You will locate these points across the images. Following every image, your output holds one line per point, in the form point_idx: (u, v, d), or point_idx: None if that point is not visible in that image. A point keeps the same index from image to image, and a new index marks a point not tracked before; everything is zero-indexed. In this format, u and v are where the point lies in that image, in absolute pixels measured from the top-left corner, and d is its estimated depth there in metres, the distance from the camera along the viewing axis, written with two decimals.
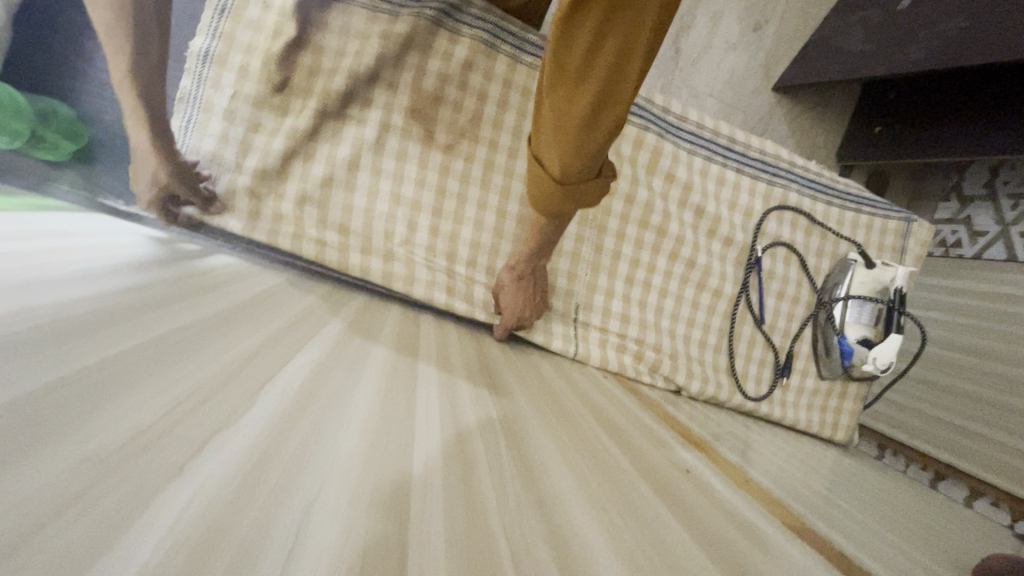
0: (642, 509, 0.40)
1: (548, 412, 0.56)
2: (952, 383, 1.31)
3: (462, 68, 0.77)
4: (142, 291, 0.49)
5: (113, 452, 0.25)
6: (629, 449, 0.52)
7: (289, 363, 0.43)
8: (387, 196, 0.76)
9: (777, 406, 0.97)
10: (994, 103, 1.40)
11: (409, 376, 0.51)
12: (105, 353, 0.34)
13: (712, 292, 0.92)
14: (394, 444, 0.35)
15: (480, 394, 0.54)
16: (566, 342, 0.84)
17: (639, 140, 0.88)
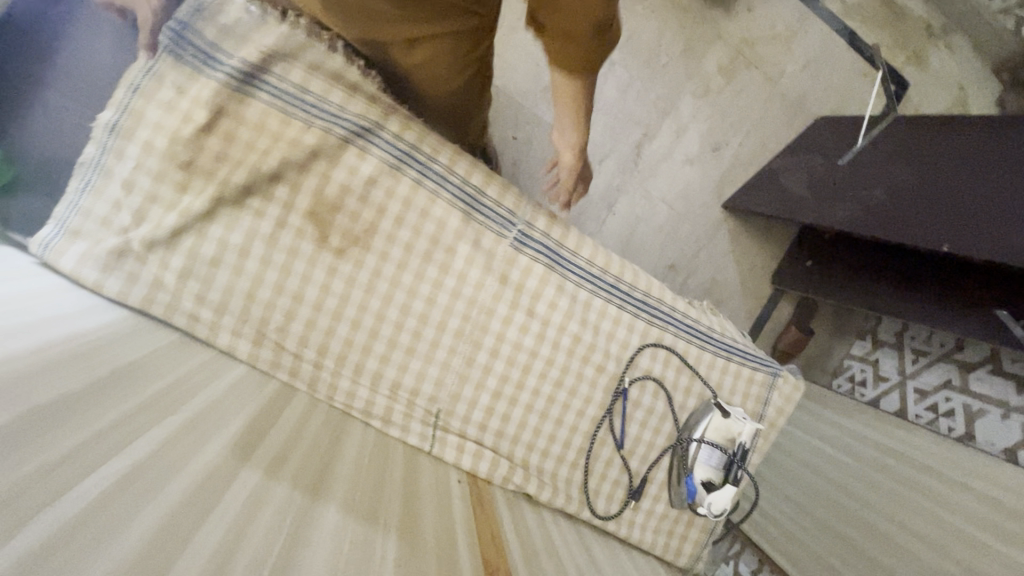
0: None
1: (350, 531, 0.61)
2: (791, 491, 1.42)
3: (364, 182, 0.87)
4: (15, 365, 0.57)
5: None
6: (406, 564, 0.61)
7: (109, 462, 0.51)
8: (271, 287, 0.87)
9: (625, 525, 1.07)
10: (899, 273, 1.56)
11: (228, 477, 0.59)
12: None
13: (577, 413, 1.01)
14: (162, 554, 0.43)
15: (289, 498, 0.62)
16: (422, 439, 0.93)
17: (529, 268, 0.96)
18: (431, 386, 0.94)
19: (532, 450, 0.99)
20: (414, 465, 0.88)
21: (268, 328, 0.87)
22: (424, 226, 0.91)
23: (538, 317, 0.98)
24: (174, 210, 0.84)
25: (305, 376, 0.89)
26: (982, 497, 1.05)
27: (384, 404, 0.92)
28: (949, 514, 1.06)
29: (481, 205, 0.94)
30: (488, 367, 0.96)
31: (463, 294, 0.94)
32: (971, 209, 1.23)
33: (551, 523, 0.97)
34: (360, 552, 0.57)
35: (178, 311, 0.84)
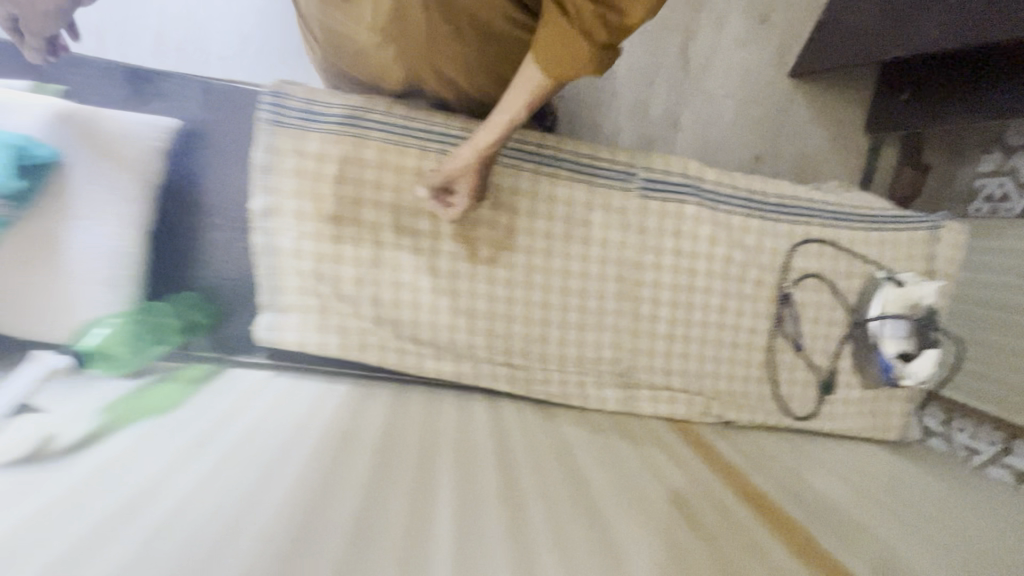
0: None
1: (630, 515, 0.65)
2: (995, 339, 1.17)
3: (491, 190, 0.93)
4: (313, 456, 0.65)
5: None
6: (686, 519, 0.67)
7: (433, 519, 0.58)
8: (448, 311, 0.94)
9: (827, 420, 1.08)
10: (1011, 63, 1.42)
11: (511, 492, 0.65)
12: (337, 563, 0.50)
13: (750, 331, 1.03)
14: None
15: (563, 489, 0.68)
16: (619, 403, 0.99)
17: (663, 211, 0.97)
18: (611, 350, 1.00)
19: (719, 378, 1.03)
20: (626, 430, 0.93)
21: (459, 347, 0.95)
22: (555, 210, 0.95)
23: (686, 253, 0.99)
24: (346, 262, 0.91)
25: (505, 377, 0.96)
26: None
27: (578, 380, 0.99)
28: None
29: (599, 168, 0.96)
30: (655, 316, 1.00)
31: (611, 258, 0.97)
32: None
33: (760, 440, 1.02)
34: (647, 529, 0.63)
35: (385, 357, 0.93)
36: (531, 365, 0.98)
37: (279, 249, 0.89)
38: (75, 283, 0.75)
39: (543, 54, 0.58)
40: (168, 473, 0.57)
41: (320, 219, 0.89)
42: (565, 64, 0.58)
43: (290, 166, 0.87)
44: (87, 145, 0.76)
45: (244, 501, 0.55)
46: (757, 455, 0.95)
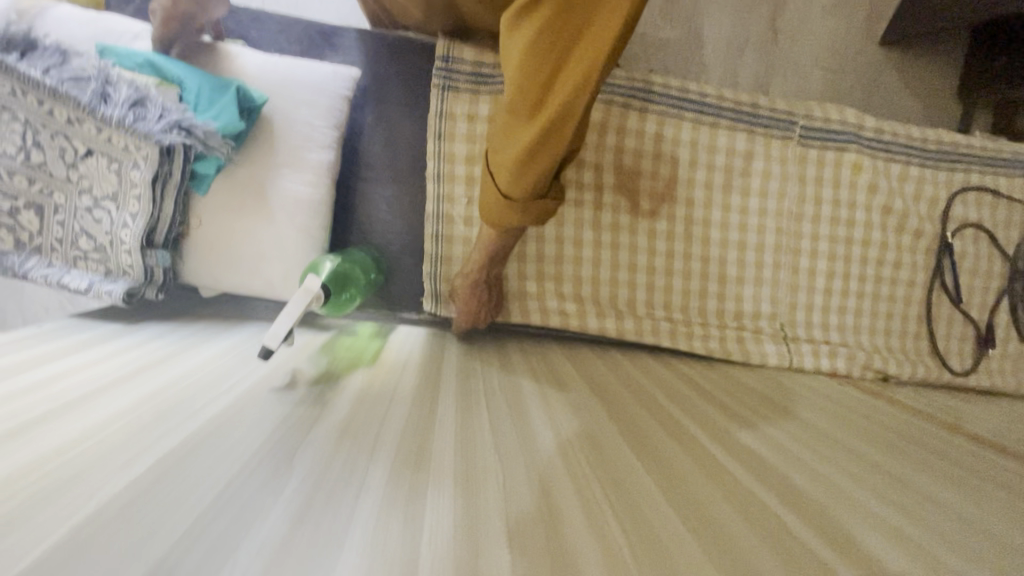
0: (1008, 496, 0.50)
1: (884, 441, 0.62)
2: None
3: (653, 140, 0.91)
4: (536, 396, 0.65)
5: (761, 538, 0.39)
6: (930, 445, 0.63)
7: (695, 434, 0.56)
8: (608, 265, 0.93)
9: (986, 376, 1.04)
10: None
11: (746, 422, 0.63)
12: (637, 464, 0.48)
13: (907, 284, 1.00)
14: (839, 489, 0.47)
15: (793, 423, 0.65)
16: (782, 358, 0.96)
17: (822, 159, 0.95)
18: (768, 305, 0.98)
19: (876, 333, 1.01)
20: (799, 382, 0.90)
21: (619, 302, 0.94)
22: (716, 159, 0.93)
23: (845, 203, 0.97)
24: None
25: (666, 332, 0.94)
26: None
27: (737, 335, 0.96)
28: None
29: (761, 118, 0.94)
30: (813, 269, 0.98)
31: (770, 209, 0.95)
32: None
33: (926, 393, 0.98)
34: (904, 451, 0.59)
35: (549, 312, 0.91)
36: (690, 320, 0.95)
37: (445, 203, 0.88)
38: (280, 226, 0.85)
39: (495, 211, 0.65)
40: (427, 403, 0.57)
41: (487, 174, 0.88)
42: (503, 218, 0.64)
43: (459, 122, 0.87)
44: (285, 99, 0.85)
45: (511, 425, 0.54)
46: (935, 406, 0.91)
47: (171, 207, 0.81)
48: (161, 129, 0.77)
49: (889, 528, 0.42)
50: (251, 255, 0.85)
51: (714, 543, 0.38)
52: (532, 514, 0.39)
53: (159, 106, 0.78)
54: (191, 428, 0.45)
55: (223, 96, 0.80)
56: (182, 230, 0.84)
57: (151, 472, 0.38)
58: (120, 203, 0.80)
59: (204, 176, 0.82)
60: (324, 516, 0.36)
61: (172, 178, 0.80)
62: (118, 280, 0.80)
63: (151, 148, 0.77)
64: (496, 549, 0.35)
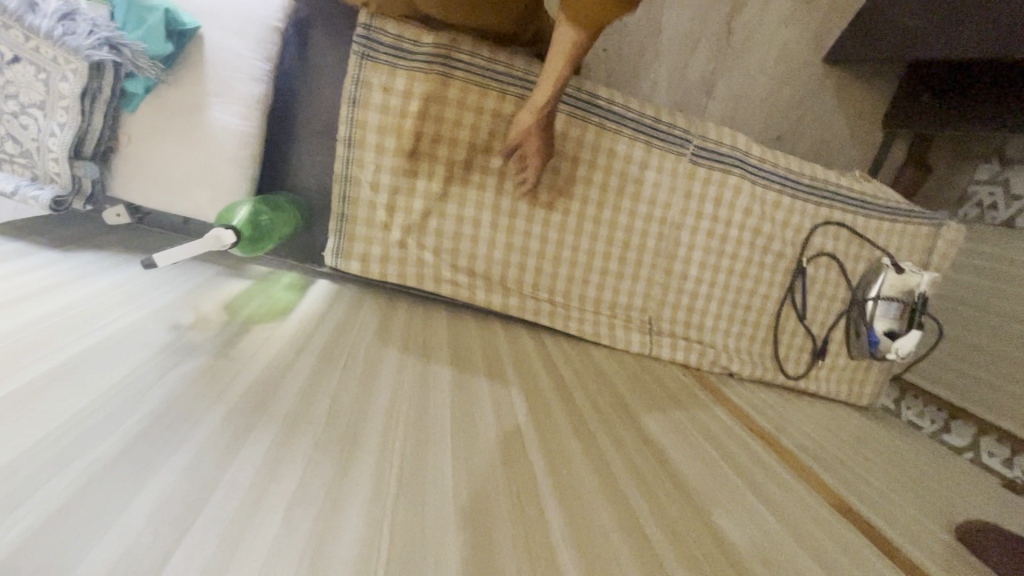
0: (740, 496, 0.66)
1: (673, 434, 0.77)
2: (986, 344, 1.33)
3: (559, 138, 0.98)
4: (399, 359, 0.74)
5: (517, 517, 0.51)
6: (712, 441, 0.79)
7: (518, 415, 0.68)
8: (503, 247, 1.02)
9: (813, 381, 1.24)
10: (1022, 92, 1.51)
11: (574, 405, 0.76)
12: (449, 437, 0.59)
13: (763, 297, 1.15)
14: (609, 483, 0.60)
15: (613, 409, 0.79)
16: (643, 347, 1.11)
17: (709, 178, 1.05)
18: (641, 300, 1.11)
19: (730, 335, 1.16)
20: (649, 371, 1.05)
21: (509, 281, 1.04)
22: (613, 165, 1.02)
23: (722, 220, 1.08)
24: (417, 194, 0.96)
25: (546, 312, 1.06)
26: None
27: (608, 322, 1.09)
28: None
29: (659, 131, 1.02)
30: (684, 274, 1.11)
31: (656, 216, 1.06)
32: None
33: (756, 390, 1.16)
34: (688, 447, 0.74)
35: (444, 281, 1.01)
36: (569, 305, 1.07)
37: (355, 168, 0.94)
38: (209, 153, 0.88)
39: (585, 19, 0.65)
40: (291, 356, 0.66)
41: (398, 148, 0.94)
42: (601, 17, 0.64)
43: (375, 95, 0.91)
44: (217, 26, 0.86)
45: (356, 384, 0.63)
46: (757, 404, 1.09)
47: (101, 121, 0.83)
48: (89, 45, 0.77)
49: (630, 519, 0.55)
50: (177, 179, 0.88)
51: (476, 514, 0.49)
52: (334, 461, 0.50)
53: (90, 21, 0.78)
54: (58, 360, 0.52)
55: (152, 15, 0.79)
56: (110, 143, 0.87)
57: (14, 396, 0.46)
58: (47, 112, 0.81)
59: (132, 95, 0.84)
60: (152, 450, 0.45)
61: (102, 94, 0.82)
62: (44, 187, 0.83)
63: (80, 63, 0.78)
64: (289, 495, 0.45)
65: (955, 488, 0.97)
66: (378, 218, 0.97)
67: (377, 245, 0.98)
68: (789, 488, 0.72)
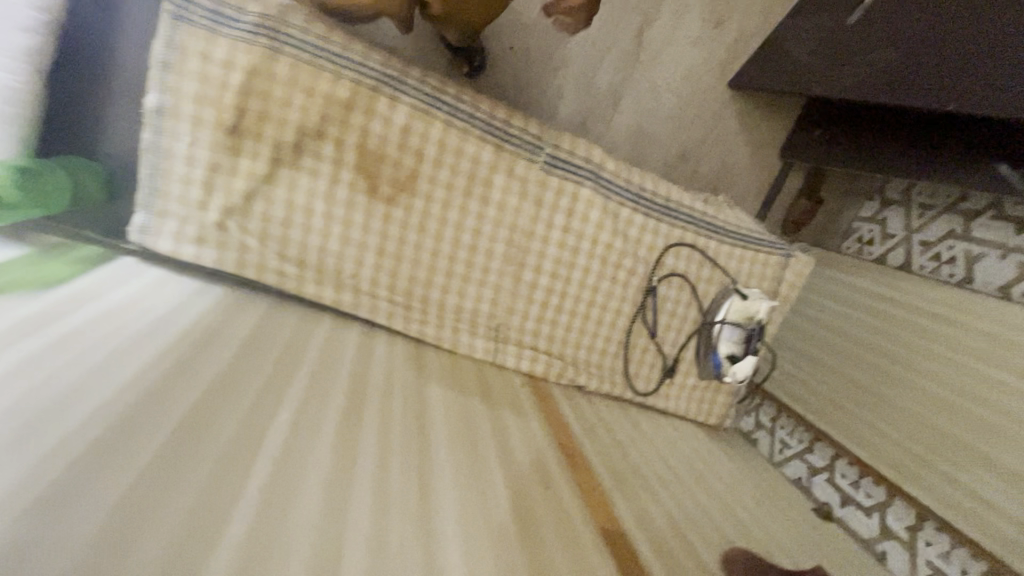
0: (493, 521, 0.64)
1: (458, 449, 0.74)
2: (847, 372, 1.43)
3: (400, 130, 0.94)
4: (158, 347, 0.68)
5: (180, 535, 0.45)
6: (503, 457, 0.78)
7: (274, 418, 0.63)
8: (338, 239, 0.97)
9: (662, 399, 1.25)
10: (912, 131, 1.53)
11: (357, 408, 0.72)
12: (157, 441, 0.53)
13: (614, 312, 1.16)
14: (335, 502, 0.56)
15: (406, 415, 0.76)
16: (486, 354, 1.09)
17: (560, 189, 1.04)
18: (488, 305, 1.08)
19: (579, 348, 1.16)
20: (484, 379, 1.03)
21: (344, 275, 0.99)
22: (460, 164, 0.99)
23: (573, 232, 1.08)
24: (239, 174, 0.90)
25: (383, 312, 1.02)
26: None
27: (452, 326, 1.07)
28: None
29: (510, 135, 1.00)
30: (533, 283, 1.09)
31: (505, 222, 1.04)
32: (995, 58, 1.12)
33: (600, 404, 1.16)
34: (469, 462, 0.72)
35: (268, 270, 0.94)
36: (409, 305, 1.04)
37: (168, 139, 0.87)
38: None
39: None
40: (10, 336, 0.60)
41: (218, 123, 0.87)
42: None
43: (192, 62, 0.84)
44: None
45: (73, 379, 0.57)
46: (593, 419, 1.09)
47: None
48: None
49: (333, 542, 0.51)
50: None
51: (121, 531, 0.44)
52: None
53: None
54: None
55: None
56: None
57: None
58: None
59: None
60: None
61: None
62: None
63: None
64: None
65: (760, 514, 1.00)
66: (195, 196, 0.90)
67: (193, 224, 0.91)
68: (561, 512, 0.72)
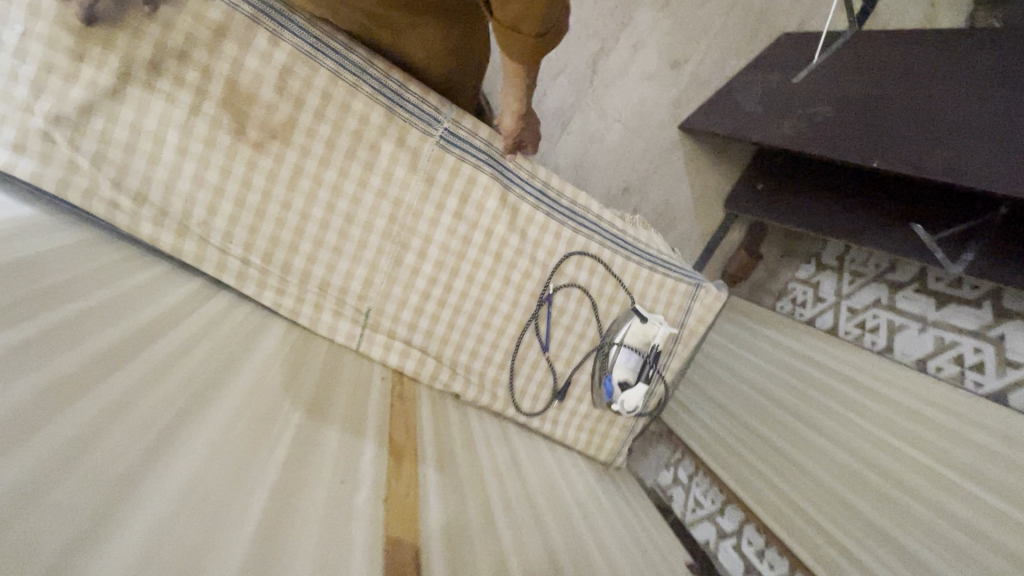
0: (229, 505, 0.50)
1: (241, 421, 0.62)
2: (794, 457, 1.55)
3: (279, 71, 0.86)
4: None
5: None
6: (298, 445, 0.65)
7: (5, 329, 0.51)
8: (190, 179, 0.86)
9: (549, 423, 1.15)
10: (844, 193, 1.55)
11: (127, 357, 0.59)
12: None
13: (504, 317, 1.06)
14: (14, 428, 0.42)
15: (191, 380, 0.63)
16: (349, 339, 0.97)
17: (455, 169, 0.97)
18: (359, 285, 0.97)
19: (460, 351, 1.05)
20: (334, 364, 0.90)
21: (191, 222, 0.87)
22: (344, 122, 0.90)
23: (466, 220, 0.99)
24: (78, 82, 0.79)
25: (232, 271, 0.90)
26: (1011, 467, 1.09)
27: (313, 301, 0.95)
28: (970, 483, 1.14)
29: (407, 101, 0.92)
30: (415, 268, 0.99)
31: (389, 195, 0.95)
32: (915, 132, 1.23)
33: (474, 417, 1.05)
34: (242, 441, 0.59)
35: (97, 197, 0.82)
36: (265, 268, 0.92)
37: None
38: None
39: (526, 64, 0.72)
40: None
41: (60, 20, 0.77)
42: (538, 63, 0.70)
43: None
44: None
45: None
46: (459, 429, 0.96)
47: None
48: None
49: None
50: None
51: None
52: None
53: None
54: None
55: None
56: None
57: None
58: None
59: None
60: None
61: None
62: None
63: None
64: None
65: (619, 560, 0.87)
66: (23, 97, 0.79)
67: (14, 128, 0.79)
68: (345, 513, 0.58)
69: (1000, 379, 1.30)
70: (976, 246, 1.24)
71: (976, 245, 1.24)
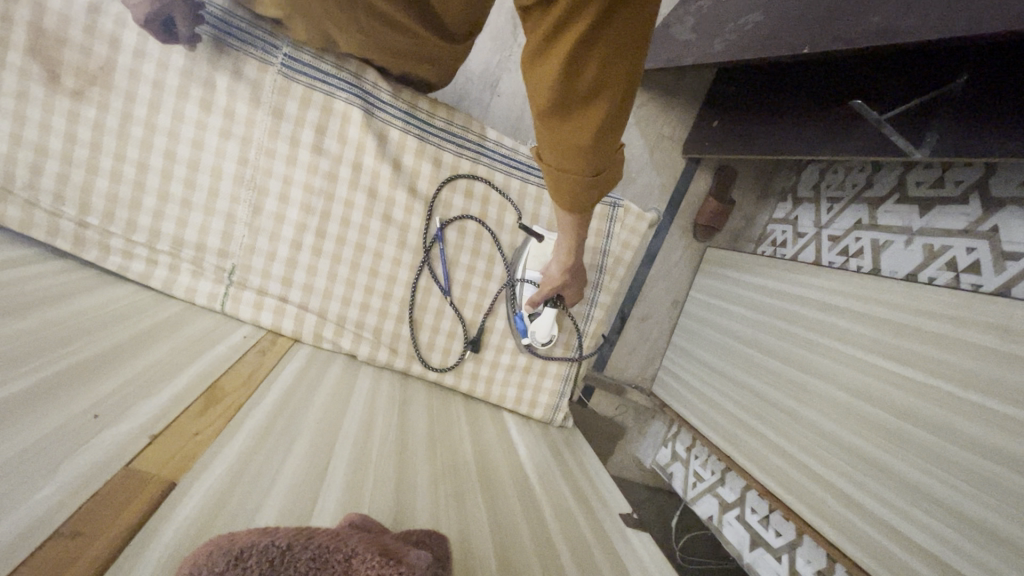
0: None
1: (9, 345, 0.53)
2: (771, 395, 1.17)
3: (87, 10, 0.79)
4: None
5: None
6: (66, 378, 0.54)
7: None
8: (5, 138, 0.78)
9: (468, 379, 1.02)
10: (807, 97, 1.21)
11: None
12: None
13: (392, 261, 0.95)
14: None
15: None
16: (213, 300, 0.87)
17: (305, 99, 0.88)
18: (218, 239, 0.89)
19: (348, 304, 0.94)
20: (185, 318, 0.81)
21: (14, 185, 0.78)
22: (171, 59, 0.83)
23: (328, 155, 0.91)
24: None
25: (67, 235, 0.80)
26: (999, 359, 0.76)
27: (167, 262, 0.86)
28: (954, 386, 0.81)
29: (235, 26, 0.84)
30: (280, 215, 0.90)
31: (235, 134, 0.87)
32: (845, 2, 0.94)
33: (371, 375, 0.92)
34: None
35: None
36: (107, 230, 0.83)
37: None
38: None
39: (559, 155, 0.53)
40: None
41: None
42: (563, 189, 0.57)
43: None
44: None
45: None
46: (343, 383, 0.84)
47: None
48: None
49: None
50: None
51: None
52: None
53: None
54: None
55: None
56: None
57: None
58: None
59: None
60: None
61: None
62: None
63: None
64: None
65: (519, 509, 0.73)
66: None
67: None
68: (78, 448, 0.47)
69: (998, 277, 0.98)
70: (940, 125, 0.91)
71: (938, 122, 0.91)
